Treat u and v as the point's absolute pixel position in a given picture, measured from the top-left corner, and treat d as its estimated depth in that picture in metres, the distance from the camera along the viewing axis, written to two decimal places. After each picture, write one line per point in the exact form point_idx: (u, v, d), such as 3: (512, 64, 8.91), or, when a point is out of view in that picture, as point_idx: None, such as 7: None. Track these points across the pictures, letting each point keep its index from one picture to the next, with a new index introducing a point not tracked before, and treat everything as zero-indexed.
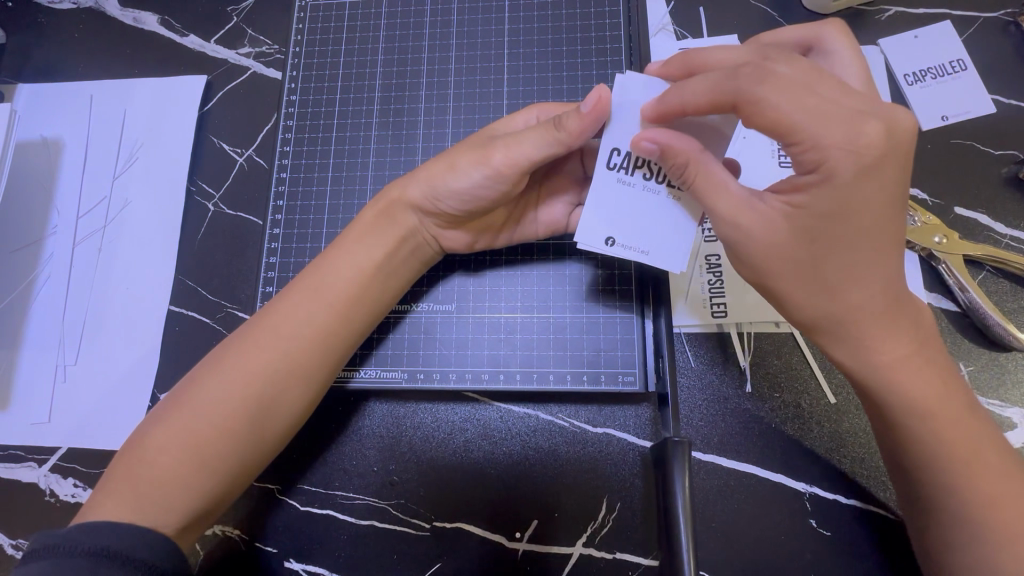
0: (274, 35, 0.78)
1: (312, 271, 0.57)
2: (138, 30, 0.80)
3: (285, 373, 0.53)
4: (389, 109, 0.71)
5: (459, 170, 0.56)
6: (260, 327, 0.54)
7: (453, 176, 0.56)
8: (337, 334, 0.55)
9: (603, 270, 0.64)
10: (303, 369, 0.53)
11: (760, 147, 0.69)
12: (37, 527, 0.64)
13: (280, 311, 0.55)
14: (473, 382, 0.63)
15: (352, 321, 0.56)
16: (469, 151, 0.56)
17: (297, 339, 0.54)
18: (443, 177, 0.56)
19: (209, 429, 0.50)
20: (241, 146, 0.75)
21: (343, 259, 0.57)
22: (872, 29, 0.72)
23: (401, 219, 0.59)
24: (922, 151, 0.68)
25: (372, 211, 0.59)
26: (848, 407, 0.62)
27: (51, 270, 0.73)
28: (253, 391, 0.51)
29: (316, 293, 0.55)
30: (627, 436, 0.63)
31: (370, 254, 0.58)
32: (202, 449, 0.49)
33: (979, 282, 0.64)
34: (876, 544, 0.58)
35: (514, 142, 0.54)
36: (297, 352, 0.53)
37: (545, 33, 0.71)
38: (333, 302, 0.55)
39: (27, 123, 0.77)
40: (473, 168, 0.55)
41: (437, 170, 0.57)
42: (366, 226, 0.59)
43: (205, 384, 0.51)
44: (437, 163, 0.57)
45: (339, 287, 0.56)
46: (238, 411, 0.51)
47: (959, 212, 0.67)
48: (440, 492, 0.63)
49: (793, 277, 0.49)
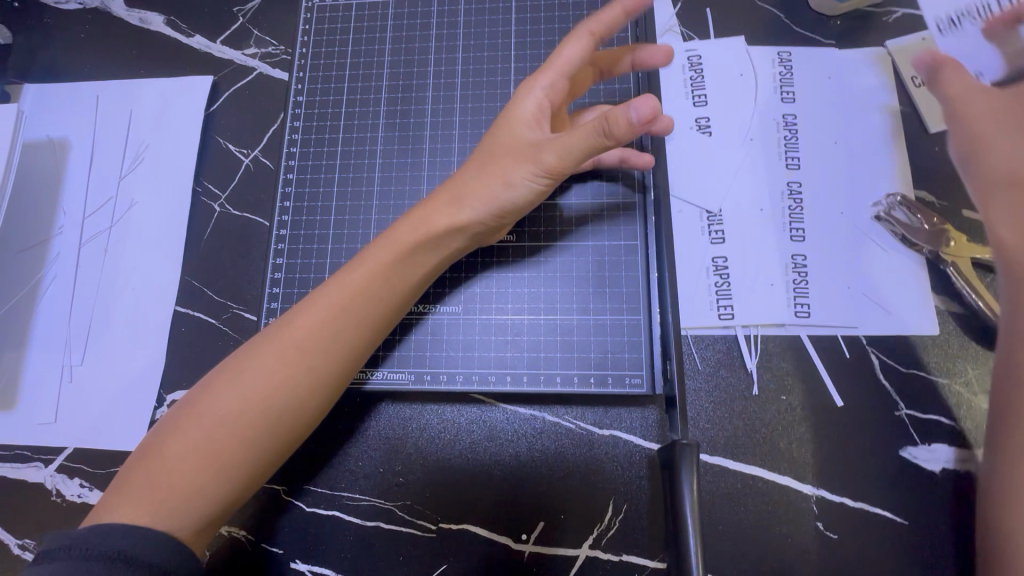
0: (280, 36, 0.78)
1: (336, 282, 0.56)
2: (145, 30, 0.80)
3: (312, 387, 0.52)
4: (395, 110, 0.71)
5: (516, 186, 0.56)
6: (286, 341, 0.53)
7: (509, 191, 0.56)
8: (361, 347, 0.55)
9: (609, 271, 0.64)
10: (329, 382, 0.53)
11: (769, 154, 0.70)
12: (42, 527, 0.64)
13: (307, 326, 0.54)
14: (480, 384, 0.63)
15: (374, 333, 0.56)
16: (522, 166, 0.55)
17: (324, 355, 0.53)
18: (500, 195, 0.56)
19: (233, 441, 0.50)
20: (247, 147, 0.75)
21: (371, 274, 0.56)
22: (879, 31, 0.72)
23: (445, 242, 0.58)
24: (930, 154, 0.68)
25: (407, 225, 0.58)
26: (855, 410, 0.61)
27: (57, 270, 0.73)
28: (277, 405, 0.51)
29: (343, 310, 0.55)
30: (634, 439, 0.63)
31: (406, 276, 0.57)
32: (226, 460, 0.49)
33: (987, 285, 0.63)
34: (882, 547, 0.58)
35: (560, 151, 0.53)
36: (321, 367, 0.53)
37: (552, 34, 0.71)
38: (360, 318, 0.55)
39: (34, 123, 0.77)
40: (532, 179, 0.55)
41: (491, 189, 0.56)
42: (401, 249, 0.57)
43: (227, 394, 0.51)
44: (487, 178, 0.56)
45: (365, 302, 0.55)
46: (259, 422, 0.50)
47: (968, 214, 0.66)
48: (447, 494, 0.63)
49: (1000, 130, 0.59)
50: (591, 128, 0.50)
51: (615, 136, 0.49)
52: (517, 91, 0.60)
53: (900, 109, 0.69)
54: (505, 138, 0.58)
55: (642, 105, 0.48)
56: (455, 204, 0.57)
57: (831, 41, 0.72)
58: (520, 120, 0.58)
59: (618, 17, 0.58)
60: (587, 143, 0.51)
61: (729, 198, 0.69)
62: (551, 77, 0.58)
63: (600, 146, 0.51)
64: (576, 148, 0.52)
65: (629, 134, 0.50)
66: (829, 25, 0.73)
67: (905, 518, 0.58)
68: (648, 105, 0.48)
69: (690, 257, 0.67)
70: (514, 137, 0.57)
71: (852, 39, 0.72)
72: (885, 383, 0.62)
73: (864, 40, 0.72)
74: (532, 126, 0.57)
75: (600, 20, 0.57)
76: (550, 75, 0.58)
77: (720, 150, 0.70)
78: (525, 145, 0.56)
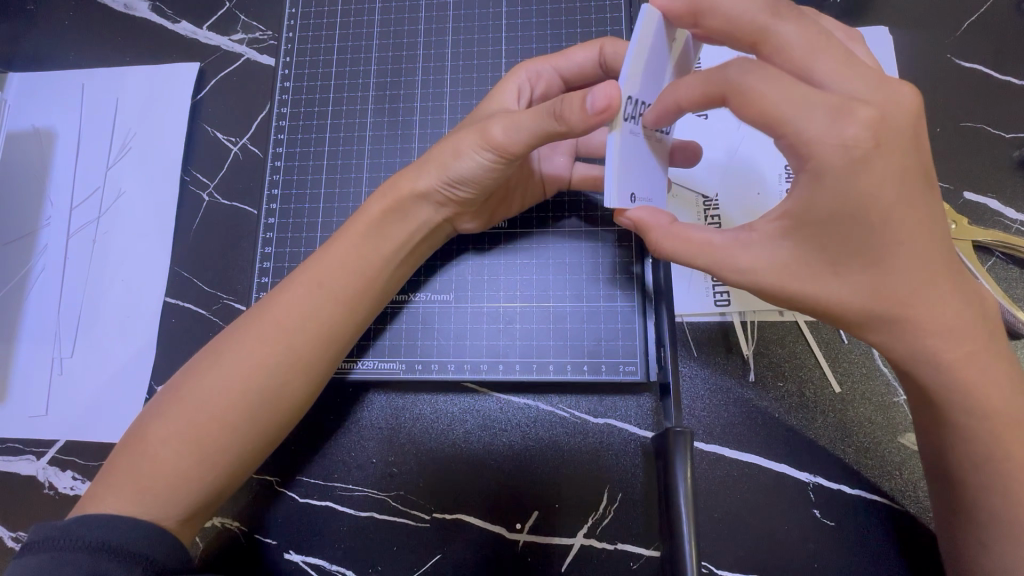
0: (268, 21, 0.77)
1: (313, 263, 0.55)
2: (130, 17, 0.78)
3: (287, 366, 0.51)
4: (385, 96, 0.69)
5: (464, 155, 0.53)
6: (265, 322, 0.52)
7: (457, 160, 0.53)
8: (342, 325, 0.54)
9: (605, 258, 0.63)
10: (307, 362, 0.52)
11: (767, 142, 0.67)
12: (36, 519, 0.64)
13: (284, 308, 0.53)
14: (472, 373, 0.62)
15: (356, 315, 0.55)
16: (472, 136, 0.52)
17: (297, 332, 0.52)
18: (449, 163, 0.54)
19: (210, 422, 0.49)
20: (235, 135, 0.74)
21: (347, 251, 0.55)
22: (881, 10, 0.70)
23: (413, 211, 0.57)
24: (931, 135, 0.67)
25: (380, 204, 0.56)
26: (851, 397, 0.61)
27: (46, 262, 0.72)
28: (256, 387, 0.50)
29: (318, 286, 0.54)
30: (628, 427, 0.62)
31: (376, 249, 0.56)
32: (203, 441, 0.49)
33: (988, 268, 0.63)
34: (888, 532, 0.57)
35: (508, 126, 0.50)
36: (296, 345, 0.52)
37: (544, 16, 0.69)
38: (338, 298, 0.54)
39: (18, 114, 0.76)
40: (476, 151, 0.52)
41: (443, 156, 0.54)
42: (371, 224, 0.56)
43: (205, 376, 0.50)
44: (443, 148, 0.54)
45: (341, 278, 0.54)
46: (238, 403, 0.50)
47: (968, 197, 0.65)
48: (440, 483, 0.62)
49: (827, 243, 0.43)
50: (549, 110, 0.46)
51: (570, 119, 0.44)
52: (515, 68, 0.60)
53: None
54: (484, 109, 0.57)
55: (600, 91, 0.42)
56: (416, 169, 0.56)
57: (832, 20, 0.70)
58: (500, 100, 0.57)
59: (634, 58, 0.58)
60: (538, 122, 0.47)
61: (738, 192, 0.67)
62: (547, 66, 0.59)
63: (552, 132, 0.47)
64: (527, 128, 0.49)
65: (585, 124, 0.44)
66: (830, 3, 0.71)
67: (900, 503, 0.58)
68: (609, 87, 0.42)
69: None
70: (483, 114, 0.56)
71: (852, 17, 0.71)
72: (885, 370, 0.61)
73: (865, 18, 0.70)
74: (514, 102, 0.57)
75: (616, 45, 0.58)
76: (545, 61, 0.59)
77: (728, 137, 0.68)
78: (489, 117, 0.54)
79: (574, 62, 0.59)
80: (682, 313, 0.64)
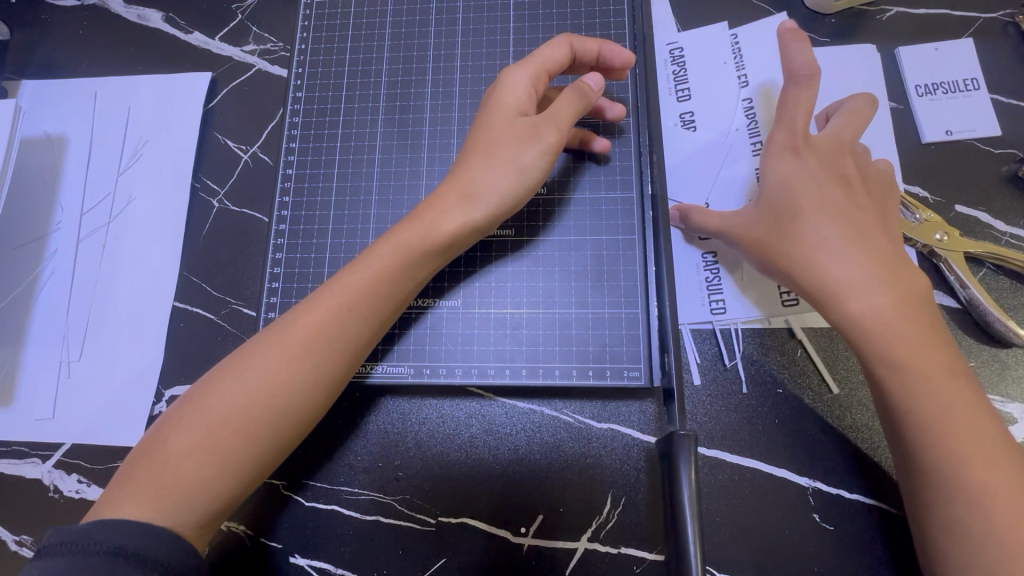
0: (280, 33, 0.79)
1: (341, 284, 0.55)
2: (143, 27, 0.80)
3: (315, 382, 0.52)
4: (395, 106, 0.71)
5: (528, 166, 0.58)
6: (292, 342, 0.53)
7: (522, 176, 0.58)
8: (364, 340, 0.55)
9: (608, 264, 0.64)
10: (335, 376, 0.54)
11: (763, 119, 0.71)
12: (42, 523, 0.64)
13: (310, 328, 0.53)
14: (479, 377, 0.63)
15: (378, 331, 0.56)
16: (529, 147, 0.58)
17: (328, 351, 0.53)
18: (514, 180, 0.57)
19: (236, 437, 0.50)
20: (246, 143, 0.75)
21: (377, 273, 0.55)
22: (874, 29, 0.74)
23: (452, 244, 0.58)
24: (924, 151, 0.69)
25: (412, 228, 0.57)
26: (849, 403, 0.62)
27: (54, 266, 0.72)
28: (281, 403, 0.51)
29: (348, 310, 0.54)
30: (632, 432, 0.63)
31: (411, 274, 0.57)
32: (227, 453, 0.49)
33: (980, 279, 0.65)
34: (882, 536, 0.58)
35: (558, 123, 0.58)
36: (324, 364, 0.53)
37: (550, 32, 0.71)
38: (365, 318, 0.55)
39: (30, 121, 0.77)
40: (542, 157, 0.58)
41: (503, 179, 0.57)
42: (404, 249, 0.56)
43: (229, 391, 0.51)
44: (496, 165, 0.58)
45: (371, 301, 0.55)
46: (263, 418, 0.50)
47: (959, 209, 0.67)
48: (446, 488, 0.63)
49: None
50: (572, 98, 0.59)
51: (591, 98, 0.60)
52: (499, 77, 0.61)
53: (893, 106, 0.71)
54: (499, 114, 0.59)
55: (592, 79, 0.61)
56: (469, 201, 0.57)
57: (827, 39, 0.74)
58: (512, 103, 0.60)
59: (597, 47, 0.64)
60: (572, 107, 0.59)
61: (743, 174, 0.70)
62: (540, 71, 0.61)
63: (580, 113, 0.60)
64: (567, 117, 0.59)
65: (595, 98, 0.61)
66: (825, 22, 0.74)
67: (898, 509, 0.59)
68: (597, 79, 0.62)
69: (687, 254, 0.68)
70: (505, 121, 0.59)
71: (846, 37, 0.74)
72: None
73: (858, 38, 0.73)
74: (524, 104, 0.60)
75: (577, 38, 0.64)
76: (533, 67, 0.61)
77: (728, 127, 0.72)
78: (524, 123, 0.59)
79: (556, 59, 0.62)
80: (685, 319, 0.66)
